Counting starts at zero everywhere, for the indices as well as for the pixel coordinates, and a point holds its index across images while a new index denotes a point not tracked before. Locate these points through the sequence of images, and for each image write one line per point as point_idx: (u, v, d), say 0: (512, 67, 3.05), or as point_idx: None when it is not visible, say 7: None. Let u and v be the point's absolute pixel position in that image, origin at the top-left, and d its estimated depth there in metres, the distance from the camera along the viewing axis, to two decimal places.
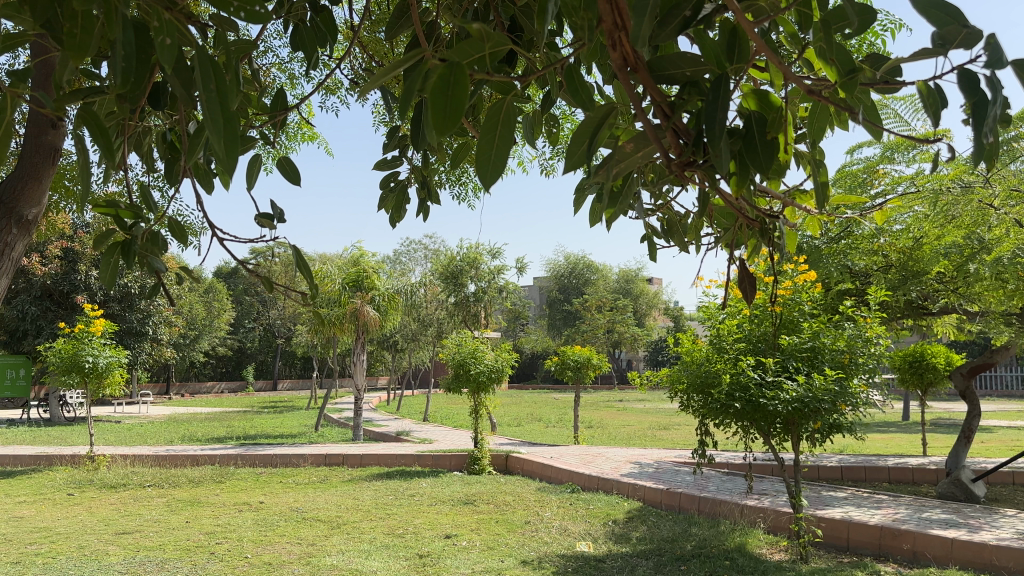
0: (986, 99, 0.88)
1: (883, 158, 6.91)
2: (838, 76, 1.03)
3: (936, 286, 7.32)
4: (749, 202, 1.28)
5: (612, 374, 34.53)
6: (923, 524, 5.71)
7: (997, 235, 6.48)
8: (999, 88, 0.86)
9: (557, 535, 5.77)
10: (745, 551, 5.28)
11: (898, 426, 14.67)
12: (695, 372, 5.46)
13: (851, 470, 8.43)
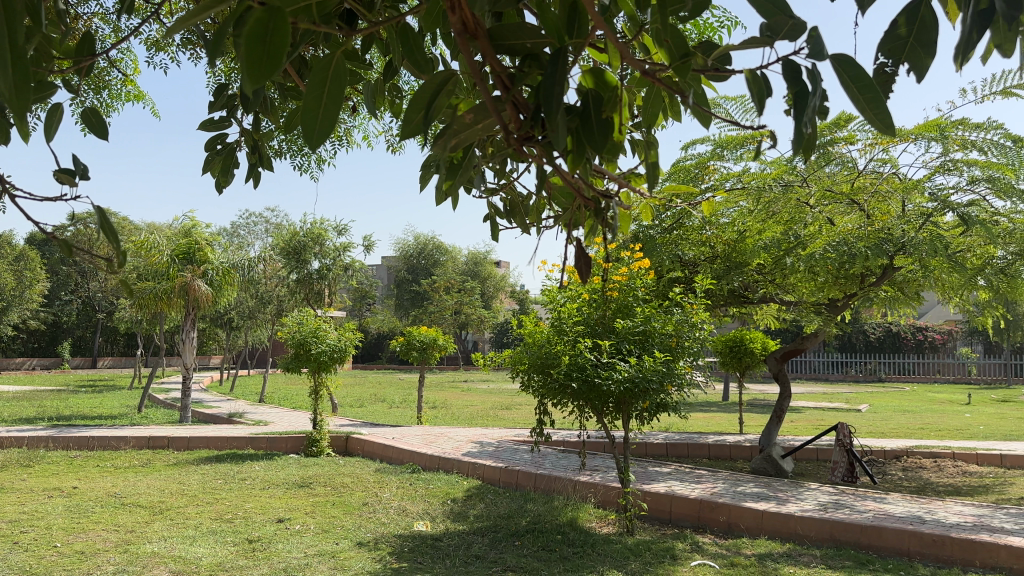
0: (807, 90, 0.94)
1: (714, 155, 7.28)
2: (672, 58, 1.04)
3: (756, 277, 7.89)
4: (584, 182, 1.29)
5: (458, 355, 34.79)
6: (737, 497, 6.16)
7: (811, 232, 7.09)
8: (818, 80, 0.92)
9: (394, 515, 5.73)
10: (576, 525, 5.48)
11: (719, 406, 15.79)
12: (537, 353, 5.52)
13: (675, 447, 8.98)
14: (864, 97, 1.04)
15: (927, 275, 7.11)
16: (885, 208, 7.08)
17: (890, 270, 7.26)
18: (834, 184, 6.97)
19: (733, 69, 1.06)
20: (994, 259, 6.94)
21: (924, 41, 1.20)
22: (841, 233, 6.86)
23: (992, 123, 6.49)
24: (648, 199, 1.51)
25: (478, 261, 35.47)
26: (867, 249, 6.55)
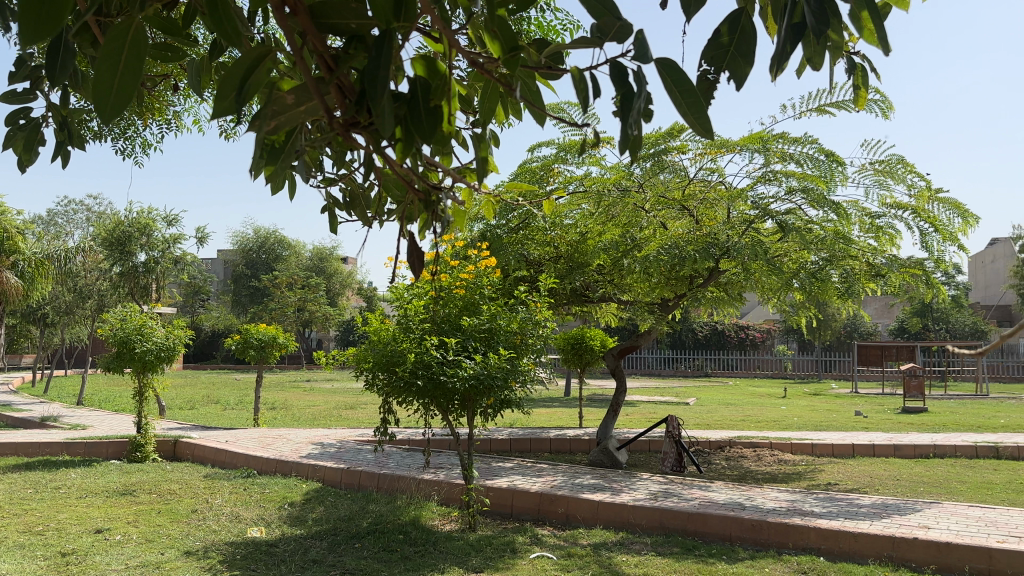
0: (632, 92, 1.06)
1: (558, 158, 7.46)
2: (502, 53, 1.11)
3: (596, 276, 8.21)
4: (414, 171, 1.28)
5: (300, 353, 33.66)
6: (575, 489, 6.35)
7: (646, 235, 7.46)
8: (639, 84, 1.04)
9: (226, 522, 5.44)
10: (418, 524, 5.44)
11: (560, 402, 16.23)
12: (382, 351, 5.41)
13: (518, 442, 9.15)
14: (685, 101, 1.13)
15: (749, 277, 7.65)
16: (713, 213, 7.54)
17: (717, 272, 7.77)
18: (668, 191, 7.32)
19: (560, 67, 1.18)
20: (807, 264, 7.58)
21: (743, 52, 1.30)
22: (673, 236, 7.24)
23: (807, 138, 7.07)
24: (483, 194, 1.51)
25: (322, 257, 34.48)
26: (696, 252, 6.97)
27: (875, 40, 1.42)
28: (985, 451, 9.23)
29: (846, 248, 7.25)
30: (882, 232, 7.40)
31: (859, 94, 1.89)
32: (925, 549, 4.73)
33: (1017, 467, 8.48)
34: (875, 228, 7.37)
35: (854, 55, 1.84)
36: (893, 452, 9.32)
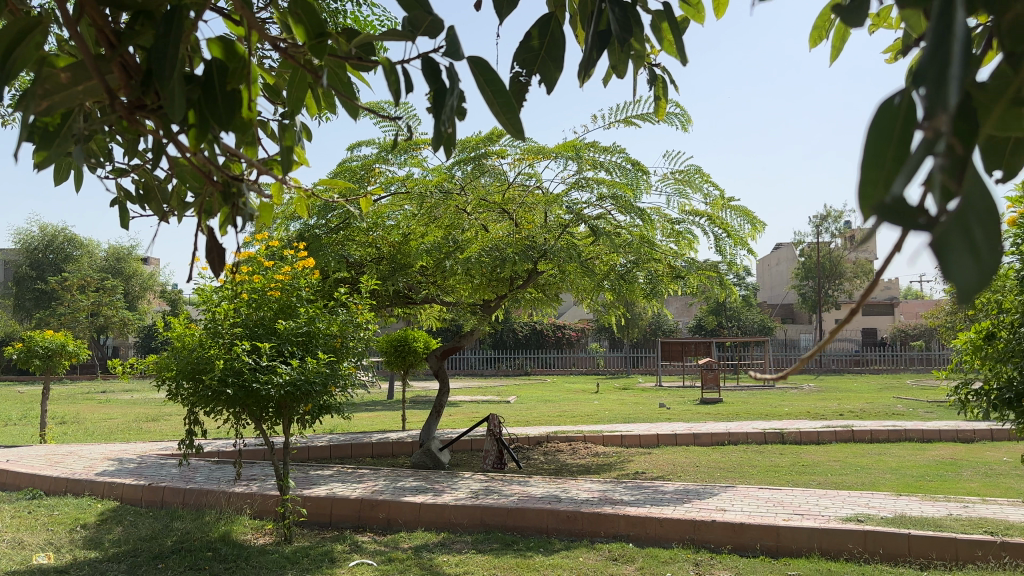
0: (444, 88, 1.13)
1: (379, 158, 7.35)
2: (307, 37, 1.21)
3: (418, 278, 8.21)
4: (210, 159, 1.28)
5: (94, 363, 30.83)
6: (397, 493, 6.29)
7: (468, 237, 7.56)
8: (452, 82, 1.13)
9: (6, 550, 4.86)
10: (228, 539, 5.14)
11: (382, 405, 16.00)
12: (186, 358, 5.06)
13: (337, 448, 8.93)
14: (498, 102, 1.18)
15: (565, 279, 7.95)
16: (531, 217, 7.74)
17: (536, 275, 8.00)
18: (488, 195, 7.40)
19: (370, 58, 1.29)
20: (617, 266, 8.01)
21: (553, 56, 1.34)
22: (493, 239, 7.36)
23: (617, 147, 7.45)
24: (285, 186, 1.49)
25: (120, 257, 31.81)
26: (515, 255, 7.14)
27: (673, 52, 1.51)
28: (772, 437, 10.17)
29: (651, 251, 7.73)
30: (681, 237, 7.93)
31: (660, 105, 2.00)
32: (722, 530, 5.12)
33: (799, 450, 9.40)
34: (676, 233, 7.89)
35: (655, 67, 1.95)
36: (693, 441, 10.04)
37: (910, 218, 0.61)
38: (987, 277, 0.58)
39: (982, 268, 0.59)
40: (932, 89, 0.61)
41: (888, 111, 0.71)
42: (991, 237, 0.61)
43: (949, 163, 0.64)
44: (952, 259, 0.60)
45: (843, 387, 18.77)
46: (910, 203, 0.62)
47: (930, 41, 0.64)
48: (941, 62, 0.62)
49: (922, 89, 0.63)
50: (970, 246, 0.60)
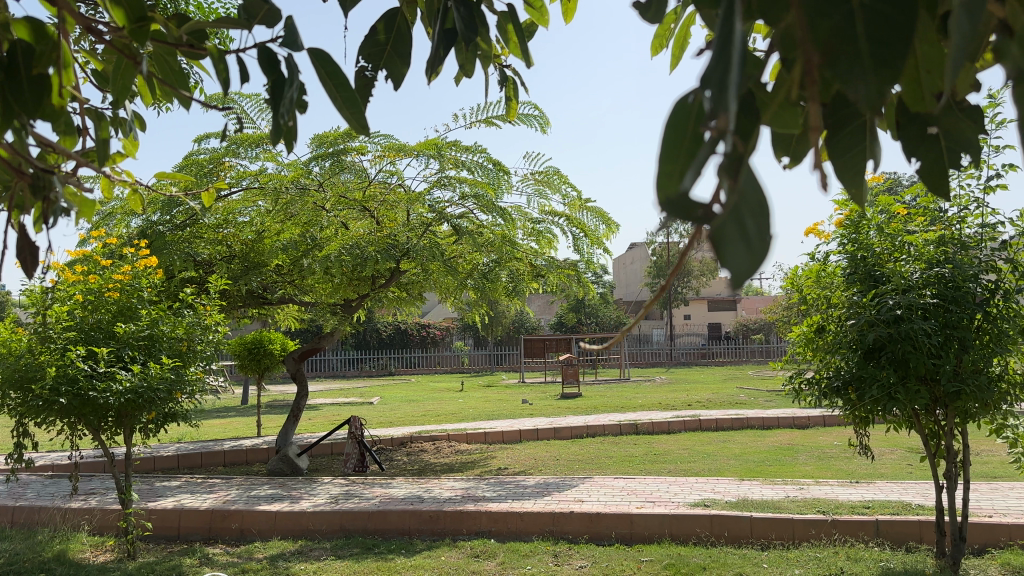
0: (283, 80, 1.14)
1: (229, 151, 6.98)
2: (127, 21, 1.15)
3: (275, 277, 7.92)
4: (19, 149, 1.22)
5: None
6: (251, 502, 6.02)
7: (326, 235, 7.34)
8: (290, 79, 1.14)
9: None
10: (63, 559, 4.73)
11: (236, 411, 15.28)
12: (12, 364, 4.68)
13: (187, 458, 8.46)
14: (343, 98, 1.15)
15: (427, 278, 7.90)
16: (392, 215, 7.62)
17: (397, 273, 7.90)
18: (348, 192, 7.19)
19: (202, 46, 1.28)
20: (479, 265, 8.05)
21: (400, 51, 1.33)
22: (353, 237, 7.18)
23: (477, 147, 7.48)
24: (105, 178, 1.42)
25: None
26: (377, 253, 7.00)
27: (519, 53, 1.52)
28: (627, 428, 10.56)
29: (512, 251, 7.82)
30: (542, 236, 8.05)
31: (512, 108, 2.01)
32: (579, 521, 5.25)
33: (652, 441, 9.81)
34: (536, 232, 8.00)
35: (505, 69, 1.97)
36: (553, 435, 10.26)
37: (692, 211, 0.62)
38: (755, 266, 0.60)
39: (754, 258, 0.61)
40: (715, 90, 0.61)
41: (682, 108, 0.69)
42: (763, 227, 0.63)
43: (732, 159, 0.65)
44: (729, 249, 0.61)
45: (692, 378, 19.81)
46: (696, 197, 0.62)
47: (718, 42, 0.64)
48: (726, 64, 0.62)
49: (709, 89, 0.63)
50: (746, 237, 0.62)
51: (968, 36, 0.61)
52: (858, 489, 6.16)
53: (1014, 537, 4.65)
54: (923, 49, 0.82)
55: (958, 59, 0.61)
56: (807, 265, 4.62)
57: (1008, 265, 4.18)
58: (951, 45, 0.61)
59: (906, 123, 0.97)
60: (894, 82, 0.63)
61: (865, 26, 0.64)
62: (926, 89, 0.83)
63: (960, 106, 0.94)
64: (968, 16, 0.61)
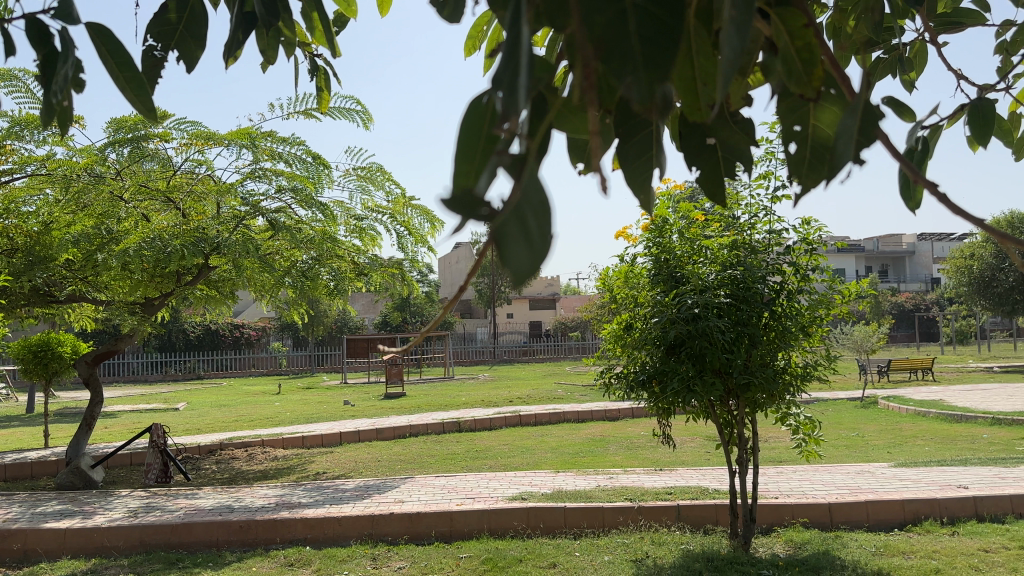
0: (55, 57, 1.04)
1: (10, 132, 6.26)
2: None
3: (64, 273, 7.21)
4: None
5: None
6: (35, 520, 5.44)
7: (125, 227, 6.74)
8: (63, 53, 1.04)
9: None
10: None
11: (19, 420, 13.75)
12: None
13: None
14: (125, 78, 1.06)
15: (239, 275, 7.51)
16: (200, 208, 7.17)
17: (206, 270, 7.45)
18: (149, 180, 6.72)
19: None
20: (297, 262, 7.75)
21: (193, 32, 1.24)
22: (156, 229, 6.68)
23: (295, 139, 7.22)
24: None
25: None
26: (182, 247, 6.53)
27: (325, 41, 1.48)
28: (449, 426, 10.62)
29: (332, 247, 7.60)
30: (364, 233, 7.90)
31: (322, 98, 1.95)
32: (399, 522, 5.21)
33: (474, 438, 9.93)
34: (359, 229, 7.83)
35: (315, 57, 1.90)
36: (375, 436, 10.11)
37: (474, 208, 0.60)
38: (536, 265, 0.61)
39: (534, 257, 0.61)
40: (505, 92, 0.61)
41: (477, 107, 0.68)
42: (545, 226, 0.63)
43: (518, 160, 0.64)
44: (509, 246, 0.61)
45: (513, 375, 20.34)
46: (477, 194, 0.60)
47: (503, 41, 0.64)
48: (512, 66, 0.62)
49: (498, 90, 0.62)
50: (529, 234, 0.62)
51: (737, 51, 0.63)
52: (663, 476, 6.59)
53: (796, 515, 5.15)
54: (699, 60, 0.78)
55: (728, 71, 0.62)
56: (616, 267, 4.84)
57: (791, 268, 4.65)
58: (723, 58, 0.62)
59: (686, 135, 0.97)
60: (665, 84, 0.61)
61: (637, 26, 0.62)
62: (701, 100, 0.79)
63: (733, 119, 0.97)
64: (736, 33, 0.63)
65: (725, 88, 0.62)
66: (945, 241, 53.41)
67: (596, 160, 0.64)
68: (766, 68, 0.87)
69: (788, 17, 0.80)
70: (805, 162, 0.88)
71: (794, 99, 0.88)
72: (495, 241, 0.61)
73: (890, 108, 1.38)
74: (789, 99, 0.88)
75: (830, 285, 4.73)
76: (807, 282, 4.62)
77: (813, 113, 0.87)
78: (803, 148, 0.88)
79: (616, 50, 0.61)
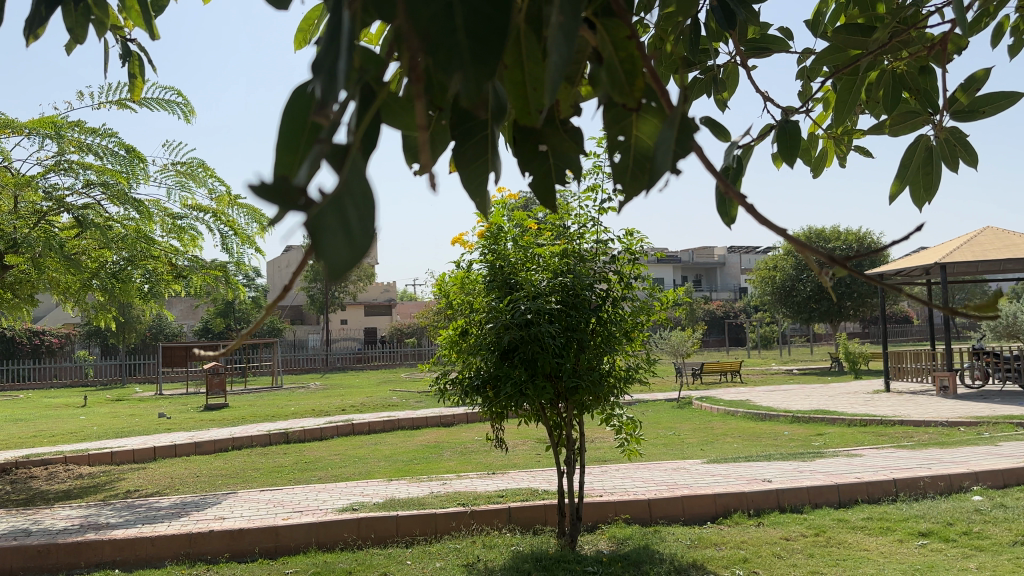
0: None
1: None
2: None
3: None
4: None
5: None
6: None
7: None
8: None
9: None
10: None
11: None
12: None
13: None
14: None
15: (38, 275, 6.84)
16: None
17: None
18: None
19: None
20: (107, 263, 7.22)
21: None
22: None
23: (106, 130, 6.68)
24: None
25: None
26: None
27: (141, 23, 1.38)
28: (276, 437, 10.20)
29: (148, 248, 7.10)
30: (183, 233, 7.43)
31: (137, 86, 1.81)
32: (219, 539, 4.93)
33: (302, 448, 9.60)
34: (178, 229, 7.36)
35: (128, 42, 1.76)
36: (194, 449, 9.53)
37: (291, 197, 0.56)
38: (353, 260, 0.57)
39: (352, 252, 0.58)
40: (324, 82, 0.59)
41: (300, 96, 0.66)
42: (366, 222, 0.60)
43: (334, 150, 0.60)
44: (327, 240, 0.57)
45: (346, 383, 19.89)
46: (291, 182, 0.55)
47: (326, 30, 0.63)
48: (335, 52, 0.61)
49: (319, 79, 0.60)
50: (345, 229, 0.58)
51: (565, 58, 0.62)
52: (494, 479, 6.69)
53: (619, 512, 5.40)
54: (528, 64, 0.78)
55: (555, 79, 0.62)
56: (453, 273, 4.87)
57: (615, 276, 4.87)
58: (551, 65, 0.61)
59: (519, 140, 0.98)
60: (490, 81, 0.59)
61: (464, 18, 0.57)
62: (530, 104, 0.79)
63: (565, 126, 0.98)
64: (565, 41, 0.62)
65: (554, 96, 0.61)
66: (752, 255, 58.04)
67: (424, 155, 0.61)
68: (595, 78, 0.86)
69: (614, 27, 0.81)
70: (628, 170, 0.90)
71: (619, 108, 0.89)
72: (309, 236, 0.57)
73: (708, 127, 1.48)
74: (614, 109, 0.89)
75: (650, 293, 4.99)
76: (630, 289, 4.86)
77: (636, 123, 0.90)
78: (626, 157, 0.90)
79: (439, 47, 0.58)
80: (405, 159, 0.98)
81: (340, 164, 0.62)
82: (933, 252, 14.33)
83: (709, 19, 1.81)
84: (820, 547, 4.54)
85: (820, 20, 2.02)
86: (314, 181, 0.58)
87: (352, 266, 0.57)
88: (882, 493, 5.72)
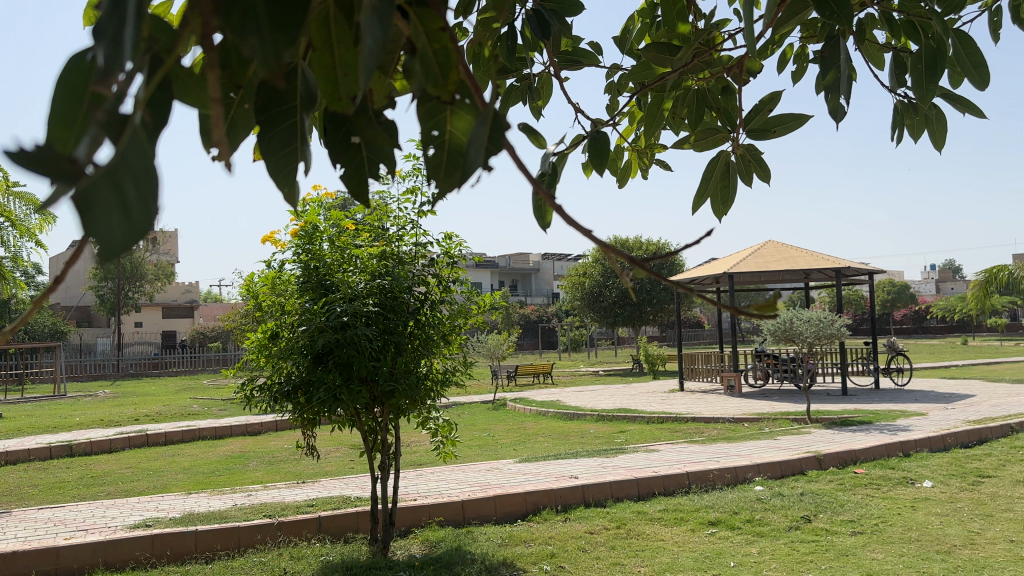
0: None
1: None
2: None
3: None
4: None
5: None
6: None
7: None
8: None
9: None
10: None
11: None
12: None
13: None
14: None
15: None
16: None
17: None
18: None
19: None
20: None
21: None
22: None
23: None
24: None
25: None
26: None
27: None
28: (58, 451, 9.25)
29: None
30: None
31: None
32: None
33: (88, 462, 8.77)
34: None
35: None
36: None
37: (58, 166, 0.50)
38: (132, 239, 0.52)
39: (132, 230, 0.52)
40: (107, 47, 0.54)
41: (76, 64, 0.60)
42: (148, 198, 0.54)
43: (115, 117, 0.55)
44: (100, 213, 0.51)
45: (141, 391, 18.39)
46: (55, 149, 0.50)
47: None
48: (120, 17, 0.56)
49: (103, 42, 0.54)
50: (124, 205, 0.52)
51: (378, 44, 0.61)
52: (303, 489, 6.46)
53: (432, 515, 5.41)
54: (339, 48, 0.75)
55: (369, 63, 0.61)
56: (262, 272, 4.66)
57: (434, 279, 4.85)
58: (363, 47, 0.60)
59: (331, 130, 0.94)
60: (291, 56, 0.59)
61: None
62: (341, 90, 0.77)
63: (378, 119, 0.96)
64: (378, 26, 0.61)
65: (367, 80, 0.60)
66: (565, 262, 60.37)
67: (217, 134, 0.57)
68: (409, 69, 0.84)
69: (426, 16, 0.80)
70: (441, 165, 0.88)
71: (433, 101, 0.87)
72: (82, 208, 0.51)
73: (523, 132, 1.52)
74: (427, 103, 0.87)
75: (467, 296, 5.03)
76: (448, 293, 4.88)
77: (450, 119, 0.88)
78: (441, 152, 0.89)
79: None
80: (203, 144, 0.90)
81: (122, 138, 0.56)
82: (723, 263, 15.63)
83: (526, 27, 1.86)
84: (620, 539, 4.81)
85: (628, 37, 2.15)
86: (91, 155, 0.53)
87: (128, 247, 0.51)
88: (676, 486, 6.14)
